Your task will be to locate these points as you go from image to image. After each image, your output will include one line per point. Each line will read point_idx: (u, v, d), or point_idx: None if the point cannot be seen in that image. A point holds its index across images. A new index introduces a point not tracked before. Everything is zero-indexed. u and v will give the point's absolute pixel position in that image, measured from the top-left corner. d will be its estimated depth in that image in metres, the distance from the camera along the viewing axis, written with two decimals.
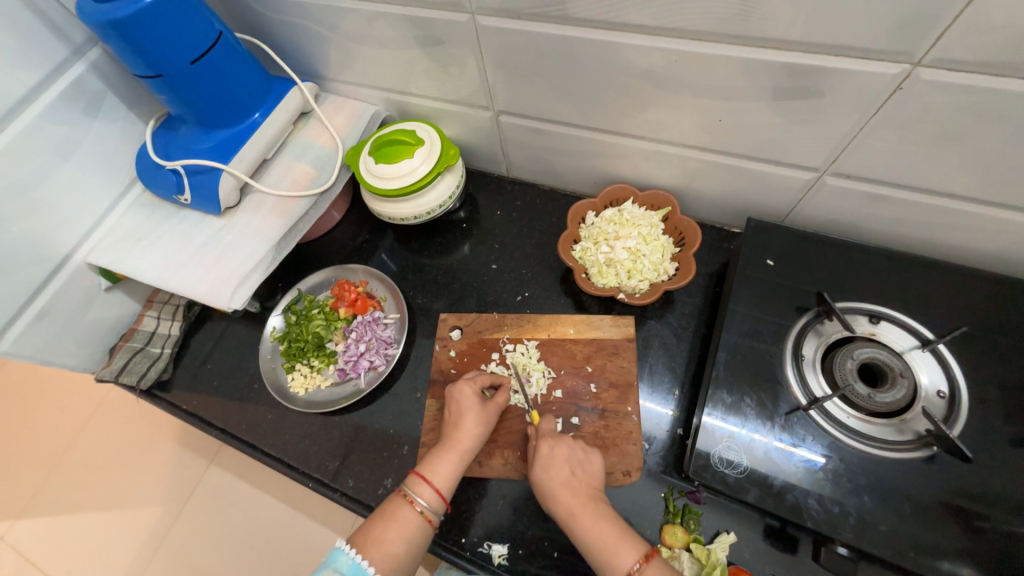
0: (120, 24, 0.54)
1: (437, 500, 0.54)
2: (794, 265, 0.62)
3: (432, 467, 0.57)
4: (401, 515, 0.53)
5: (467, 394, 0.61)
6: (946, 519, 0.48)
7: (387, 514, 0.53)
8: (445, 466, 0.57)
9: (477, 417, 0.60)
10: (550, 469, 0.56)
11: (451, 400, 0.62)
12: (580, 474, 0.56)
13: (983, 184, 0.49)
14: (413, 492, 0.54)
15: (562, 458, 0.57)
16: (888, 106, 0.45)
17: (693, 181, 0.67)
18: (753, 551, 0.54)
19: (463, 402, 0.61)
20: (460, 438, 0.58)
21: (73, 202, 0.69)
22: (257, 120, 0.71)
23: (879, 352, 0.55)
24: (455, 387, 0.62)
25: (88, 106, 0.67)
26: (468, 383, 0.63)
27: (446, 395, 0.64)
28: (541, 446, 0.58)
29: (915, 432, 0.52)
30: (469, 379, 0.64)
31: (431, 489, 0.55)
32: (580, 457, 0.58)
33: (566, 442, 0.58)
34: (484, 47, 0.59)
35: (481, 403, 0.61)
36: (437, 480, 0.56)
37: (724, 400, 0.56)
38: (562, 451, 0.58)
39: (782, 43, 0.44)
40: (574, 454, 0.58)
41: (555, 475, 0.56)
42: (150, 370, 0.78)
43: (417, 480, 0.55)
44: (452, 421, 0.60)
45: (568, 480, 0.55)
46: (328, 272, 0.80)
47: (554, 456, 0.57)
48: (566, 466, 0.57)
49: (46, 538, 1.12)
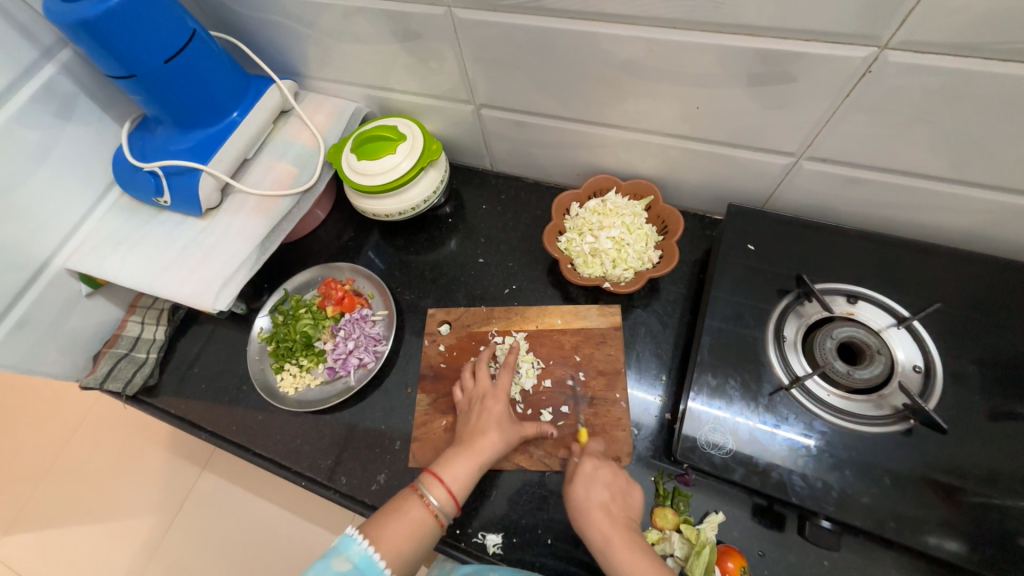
0: (91, 25, 0.53)
1: (450, 502, 0.54)
2: (774, 249, 0.63)
3: (449, 467, 0.55)
4: (414, 512, 0.52)
5: (499, 407, 0.61)
6: (925, 489, 0.50)
7: (401, 510, 0.53)
8: (462, 470, 0.55)
9: (504, 430, 0.59)
10: (591, 489, 0.54)
11: (480, 408, 0.61)
12: (620, 501, 0.54)
13: (951, 164, 0.50)
14: (428, 492, 0.54)
15: (603, 481, 0.55)
16: (858, 90, 0.46)
17: (674, 170, 0.68)
18: (742, 529, 0.56)
19: (494, 414, 0.60)
20: (483, 446, 0.57)
21: (49, 207, 0.68)
22: (236, 119, 0.70)
23: (857, 331, 0.56)
24: (486, 396, 0.62)
25: (60, 109, 0.66)
26: (503, 394, 0.62)
27: (472, 401, 0.62)
28: (584, 464, 0.56)
29: (893, 406, 0.53)
30: (497, 392, 0.62)
31: (444, 491, 0.54)
32: (621, 486, 0.55)
33: (611, 468, 0.56)
34: (462, 40, 0.59)
35: (509, 419, 0.60)
36: (452, 482, 0.55)
37: (709, 382, 0.57)
38: (605, 474, 0.56)
39: (755, 30, 0.44)
40: (616, 481, 0.55)
41: (594, 495, 0.54)
42: (136, 375, 0.77)
43: (432, 480, 0.54)
44: (477, 426, 0.59)
45: (606, 503, 0.53)
46: (314, 271, 0.80)
47: (596, 478, 0.55)
48: (605, 489, 0.54)
49: (36, 552, 1.10)
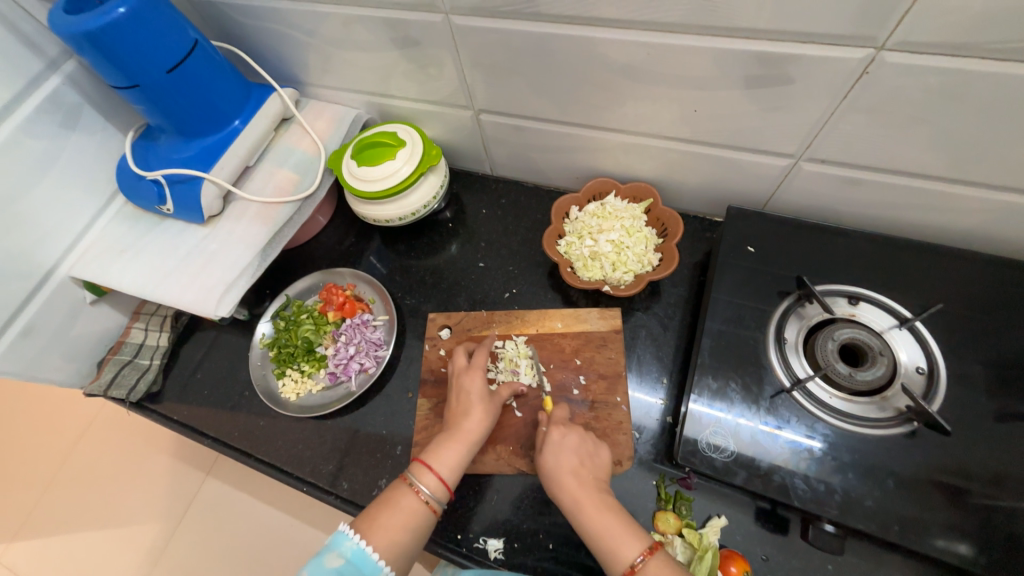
0: (95, 36, 0.53)
1: (441, 489, 0.54)
2: (774, 251, 0.63)
3: (437, 455, 0.56)
4: (406, 502, 0.53)
5: (475, 382, 0.62)
6: (930, 492, 0.49)
7: (392, 501, 0.53)
8: (450, 456, 0.56)
9: (486, 409, 0.60)
10: (559, 455, 0.56)
11: (461, 389, 0.62)
12: (589, 465, 0.56)
13: (951, 164, 0.50)
14: (417, 480, 0.54)
15: (571, 447, 0.57)
16: (856, 90, 0.46)
17: (673, 172, 0.68)
18: (745, 533, 0.55)
19: (474, 393, 0.61)
20: (468, 428, 0.58)
21: (54, 216, 0.68)
22: (238, 127, 0.71)
23: (860, 332, 0.56)
24: (464, 377, 0.63)
25: (65, 119, 0.66)
26: (477, 371, 0.63)
27: (454, 384, 0.64)
28: (552, 433, 0.58)
29: (896, 408, 0.53)
30: (475, 368, 0.64)
31: (434, 478, 0.54)
32: (589, 449, 0.57)
33: (578, 433, 0.58)
34: (460, 46, 0.59)
35: (488, 395, 0.62)
36: (441, 469, 0.55)
37: (710, 385, 0.57)
38: (572, 440, 0.57)
39: (751, 32, 0.45)
40: (584, 445, 0.57)
41: (564, 462, 0.55)
42: (139, 382, 0.77)
43: (421, 469, 0.55)
44: (460, 410, 0.60)
45: (576, 468, 0.55)
46: (315, 277, 0.80)
47: (564, 444, 0.57)
48: (574, 454, 0.56)
49: (42, 559, 1.11)
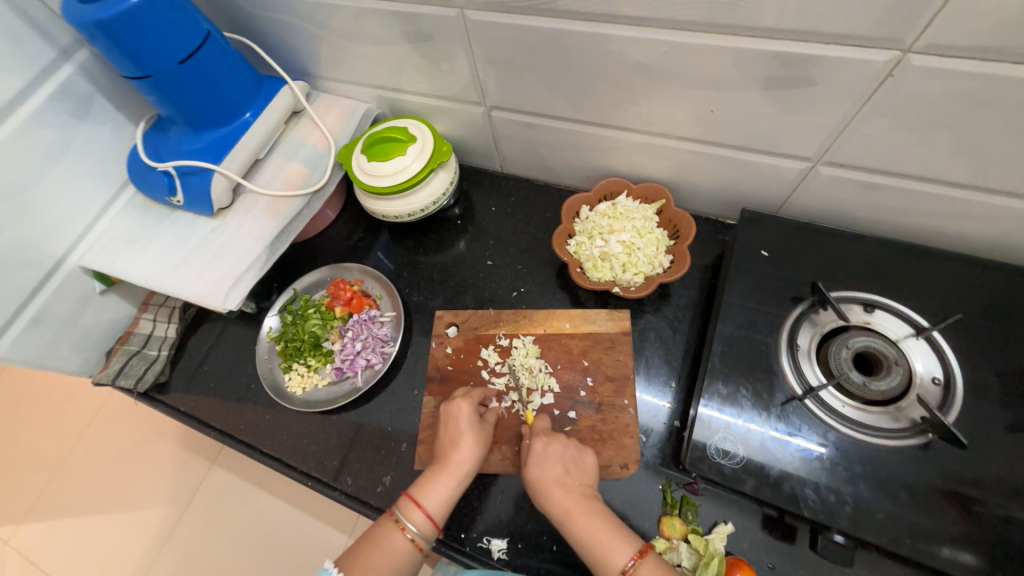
0: (107, 26, 0.53)
1: (429, 526, 0.53)
2: (789, 255, 0.62)
3: (426, 491, 0.55)
4: (391, 541, 0.52)
5: (464, 408, 0.61)
6: (943, 505, 0.49)
7: (377, 538, 0.52)
8: (439, 491, 0.55)
9: (475, 438, 0.59)
10: (543, 466, 0.55)
11: (448, 419, 0.61)
12: (574, 471, 0.55)
13: (974, 171, 0.49)
14: (404, 517, 0.53)
15: (555, 456, 0.56)
16: (880, 93, 0.45)
17: (687, 173, 0.67)
18: (751, 540, 0.54)
19: (461, 422, 0.59)
20: (457, 461, 0.57)
21: (64, 205, 0.69)
22: (248, 119, 0.71)
23: (874, 341, 0.55)
24: (451, 405, 0.61)
25: (76, 109, 0.66)
26: (466, 401, 0.61)
27: (441, 413, 0.62)
28: (534, 444, 0.57)
29: (910, 419, 0.52)
30: (465, 395, 0.63)
31: (423, 515, 0.53)
32: (573, 455, 0.57)
33: (559, 440, 0.58)
34: (474, 42, 0.58)
35: (478, 423, 0.60)
36: (429, 506, 0.54)
37: (720, 391, 0.56)
38: (555, 449, 0.57)
39: (772, 32, 0.43)
40: (567, 452, 0.57)
41: (549, 472, 0.55)
42: (148, 372, 0.78)
43: (409, 504, 0.54)
44: (449, 440, 0.59)
45: (561, 477, 0.54)
46: (324, 271, 0.80)
47: (547, 454, 0.56)
48: (559, 463, 0.56)
49: (49, 542, 1.12)
